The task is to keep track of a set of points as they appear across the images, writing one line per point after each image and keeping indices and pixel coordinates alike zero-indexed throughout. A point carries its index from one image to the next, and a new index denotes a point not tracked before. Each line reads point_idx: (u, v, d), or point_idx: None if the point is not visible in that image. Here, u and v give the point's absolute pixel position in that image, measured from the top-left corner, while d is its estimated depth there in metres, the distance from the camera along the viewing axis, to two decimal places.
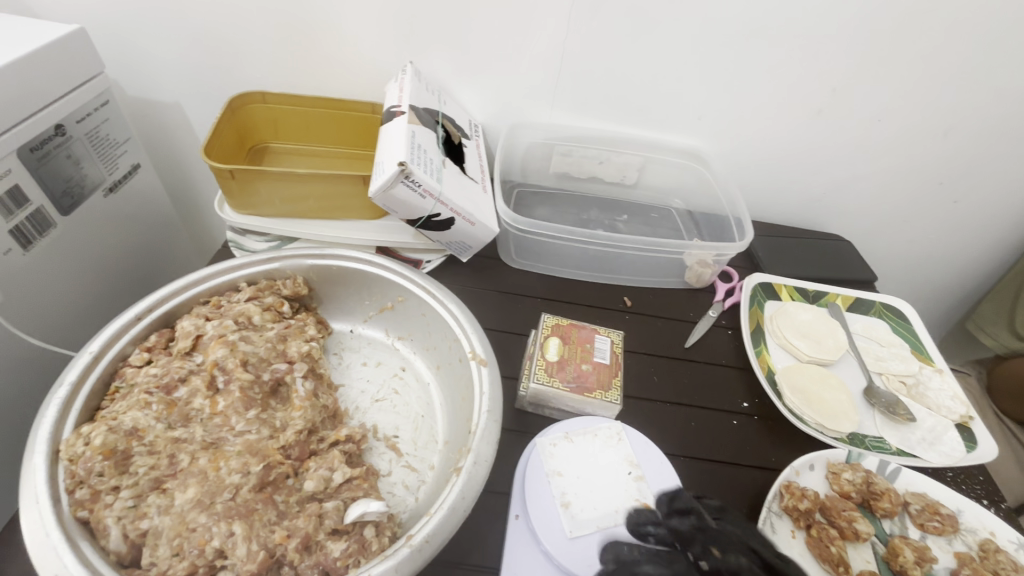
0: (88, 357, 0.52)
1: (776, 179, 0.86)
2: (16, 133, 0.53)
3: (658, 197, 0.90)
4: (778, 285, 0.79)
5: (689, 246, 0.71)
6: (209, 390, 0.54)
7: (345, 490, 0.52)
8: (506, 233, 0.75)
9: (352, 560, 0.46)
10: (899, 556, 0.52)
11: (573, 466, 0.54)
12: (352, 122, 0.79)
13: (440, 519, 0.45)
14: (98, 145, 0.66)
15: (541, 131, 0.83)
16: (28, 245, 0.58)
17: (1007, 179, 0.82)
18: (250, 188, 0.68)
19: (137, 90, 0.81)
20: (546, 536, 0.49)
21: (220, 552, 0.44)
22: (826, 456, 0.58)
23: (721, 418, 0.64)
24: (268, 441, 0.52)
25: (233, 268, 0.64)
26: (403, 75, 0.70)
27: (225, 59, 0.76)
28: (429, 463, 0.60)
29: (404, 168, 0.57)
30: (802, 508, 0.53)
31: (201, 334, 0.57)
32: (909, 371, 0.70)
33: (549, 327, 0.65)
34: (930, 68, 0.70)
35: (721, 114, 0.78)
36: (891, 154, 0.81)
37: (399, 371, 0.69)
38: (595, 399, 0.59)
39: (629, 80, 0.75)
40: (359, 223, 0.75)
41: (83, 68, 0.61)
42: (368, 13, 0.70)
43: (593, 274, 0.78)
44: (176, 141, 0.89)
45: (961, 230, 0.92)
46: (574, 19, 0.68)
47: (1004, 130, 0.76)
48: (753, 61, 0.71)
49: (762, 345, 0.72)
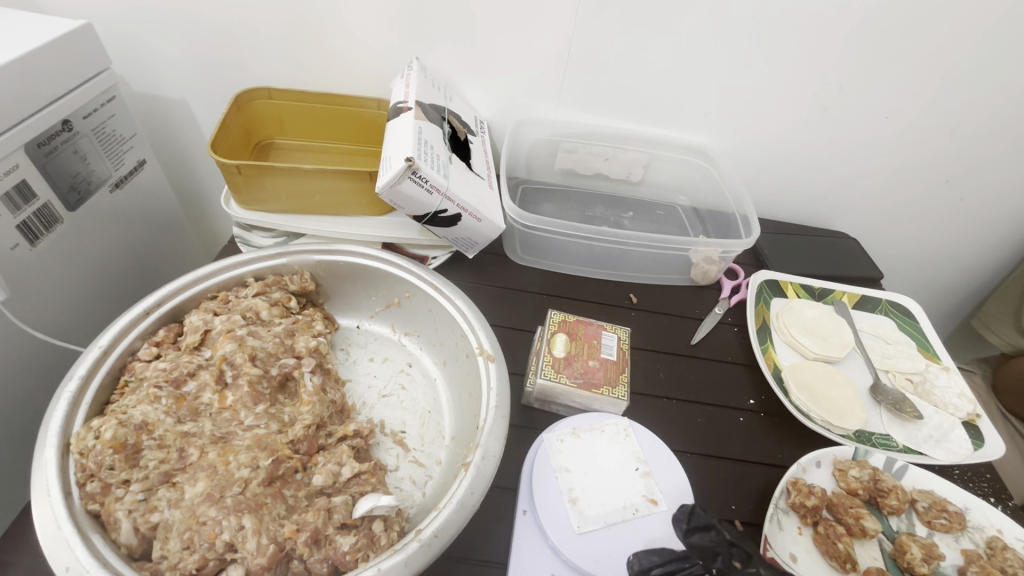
0: (98, 352, 0.52)
1: (781, 177, 0.86)
2: (23, 128, 0.53)
3: (664, 194, 0.90)
4: (783, 283, 0.79)
5: (695, 243, 0.71)
6: (218, 384, 0.54)
7: (354, 485, 0.52)
8: (512, 229, 0.74)
9: (361, 554, 0.46)
10: (906, 553, 0.52)
11: (581, 462, 0.54)
12: (358, 118, 0.79)
13: (449, 513, 0.45)
14: (105, 141, 0.66)
15: (547, 127, 0.83)
16: (35, 241, 0.58)
17: (1013, 177, 0.82)
18: (256, 184, 0.68)
19: (143, 87, 0.81)
20: (555, 532, 0.49)
21: (230, 545, 0.44)
22: (833, 453, 0.58)
23: (727, 415, 0.64)
24: (277, 435, 0.52)
25: (241, 264, 0.64)
26: (409, 71, 0.70)
27: (231, 57, 0.76)
28: (436, 459, 0.60)
29: (412, 163, 0.57)
30: (809, 505, 0.53)
31: (210, 329, 0.58)
32: (916, 368, 0.70)
33: (556, 323, 0.65)
34: (935, 65, 0.70)
35: (726, 111, 0.78)
36: (897, 151, 0.80)
37: (405, 366, 0.69)
38: (602, 396, 0.59)
39: (635, 76, 0.75)
40: (365, 219, 0.75)
41: (89, 64, 0.61)
42: (374, 9, 0.70)
43: (598, 270, 0.78)
44: (181, 138, 0.89)
45: (967, 227, 0.92)
46: (580, 16, 0.68)
47: (1010, 128, 0.76)
48: (760, 58, 0.71)
49: (768, 342, 0.72)
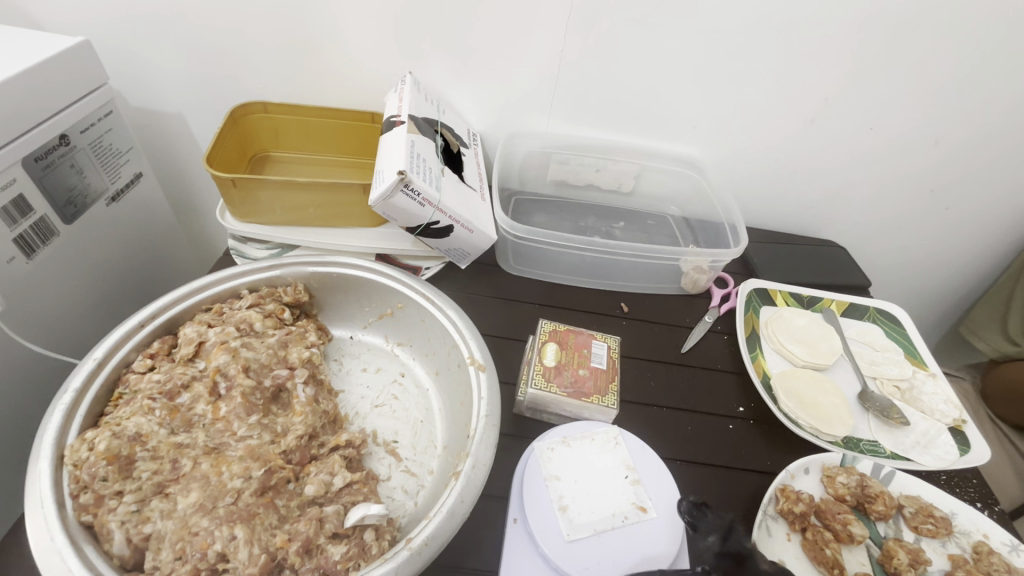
0: (93, 364, 0.53)
1: (770, 187, 0.88)
2: (21, 144, 0.54)
3: (655, 204, 0.91)
4: (773, 291, 0.80)
5: (685, 253, 0.72)
6: (211, 396, 0.54)
7: (346, 494, 0.52)
8: (504, 240, 0.76)
9: (352, 563, 0.46)
10: (893, 558, 0.53)
11: (571, 471, 0.54)
12: (353, 131, 0.80)
13: (439, 522, 0.46)
14: (103, 154, 0.67)
15: (539, 140, 0.84)
16: (31, 253, 0.58)
17: (997, 187, 0.84)
18: (251, 196, 0.69)
19: (140, 100, 0.82)
20: (545, 539, 0.49)
21: (222, 555, 0.45)
22: (821, 459, 0.59)
23: (717, 423, 0.65)
24: (270, 446, 0.53)
25: (236, 276, 0.65)
26: (402, 85, 0.71)
27: (228, 71, 0.78)
28: (428, 468, 0.60)
29: (404, 176, 0.58)
30: (797, 512, 0.54)
31: (204, 341, 0.58)
32: (903, 375, 0.71)
33: (547, 333, 0.66)
34: (918, 77, 0.71)
35: (714, 122, 0.79)
36: (882, 161, 0.82)
37: (398, 376, 0.70)
38: (592, 404, 0.59)
39: (626, 88, 0.76)
40: (360, 231, 0.76)
41: (87, 79, 0.62)
42: (368, 22, 0.71)
43: (589, 280, 0.79)
44: (179, 151, 0.91)
45: (954, 236, 0.93)
46: (571, 30, 0.70)
47: (993, 139, 0.78)
48: (747, 70, 0.72)
49: (758, 350, 0.73)
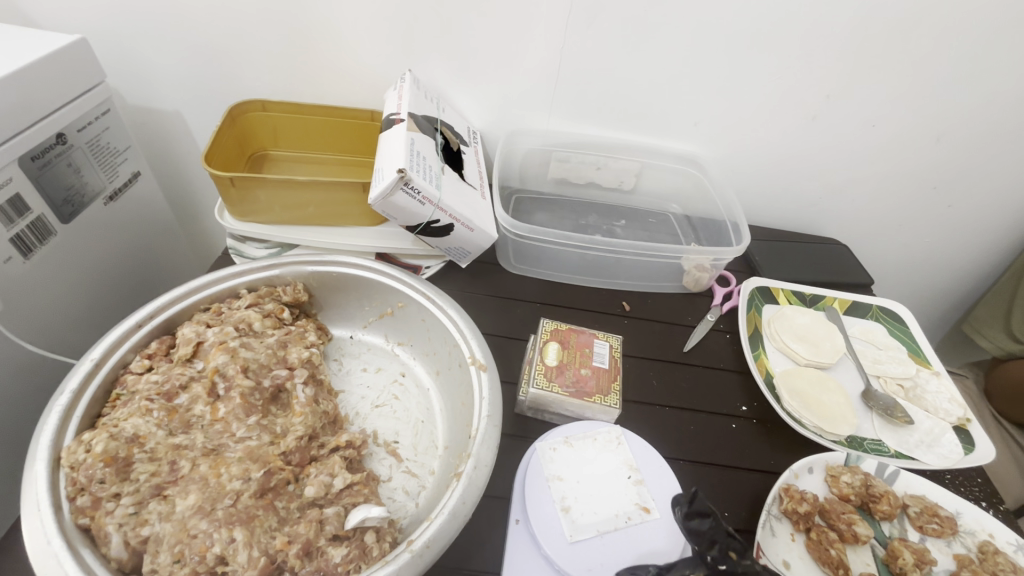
0: (89, 364, 0.52)
1: (772, 184, 0.87)
2: (16, 143, 0.54)
3: (657, 202, 0.91)
4: (775, 289, 0.79)
5: (687, 251, 0.72)
6: (210, 397, 0.54)
7: (346, 496, 0.52)
8: (505, 238, 0.75)
9: (352, 565, 0.46)
10: (899, 558, 0.52)
11: (574, 471, 0.54)
12: (352, 129, 0.80)
13: (440, 524, 0.45)
14: (99, 153, 0.67)
15: (539, 137, 0.84)
16: (28, 253, 0.58)
17: (1001, 183, 0.83)
18: (249, 195, 0.68)
19: (137, 98, 0.82)
20: (547, 541, 0.49)
21: (221, 558, 0.45)
22: (825, 459, 0.59)
23: (720, 421, 0.64)
24: (269, 447, 0.52)
25: (233, 275, 0.64)
26: (402, 83, 0.70)
27: (225, 68, 0.77)
28: (429, 468, 0.60)
29: (404, 175, 0.57)
30: (801, 512, 0.53)
31: (203, 341, 0.58)
32: (907, 374, 0.70)
33: (549, 332, 0.66)
34: (921, 73, 0.71)
35: (716, 119, 0.79)
36: (884, 159, 0.82)
37: (398, 376, 0.69)
38: (594, 404, 0.59)
39: (628, 85, 0.76)
40: (359, 230, 0.76)
41: (83, 77, 0.61)
42: (367, 19, 0.70)
43: (590, 278, 0.78)
44: (177, 150, 0.90)
45: (957, 233, 0.93)
46: (571, 27, 0.69)
47: (995, 135, 0.77)
48: (748, 66, 0.71)
49: (761, 349, 0.73)
